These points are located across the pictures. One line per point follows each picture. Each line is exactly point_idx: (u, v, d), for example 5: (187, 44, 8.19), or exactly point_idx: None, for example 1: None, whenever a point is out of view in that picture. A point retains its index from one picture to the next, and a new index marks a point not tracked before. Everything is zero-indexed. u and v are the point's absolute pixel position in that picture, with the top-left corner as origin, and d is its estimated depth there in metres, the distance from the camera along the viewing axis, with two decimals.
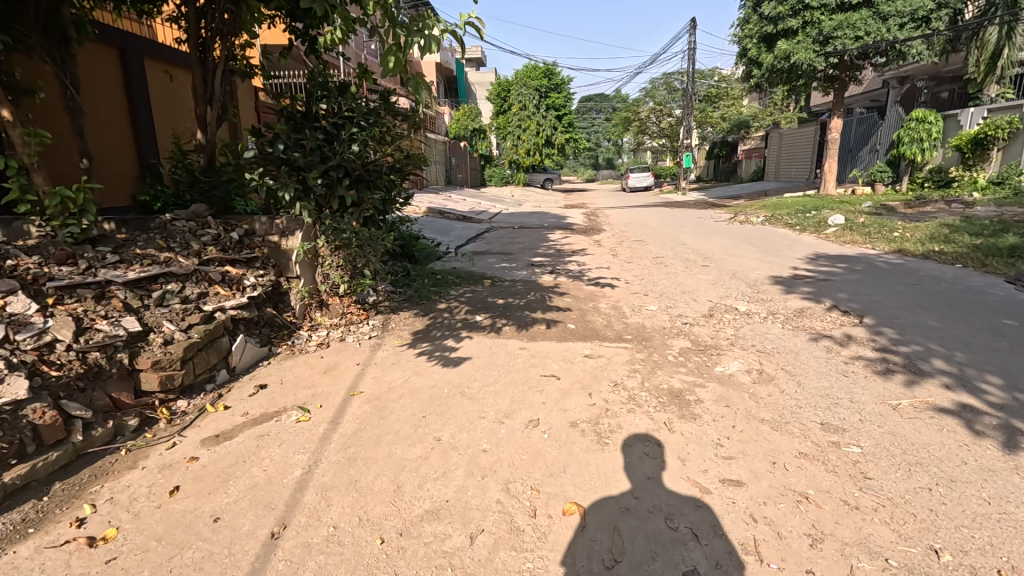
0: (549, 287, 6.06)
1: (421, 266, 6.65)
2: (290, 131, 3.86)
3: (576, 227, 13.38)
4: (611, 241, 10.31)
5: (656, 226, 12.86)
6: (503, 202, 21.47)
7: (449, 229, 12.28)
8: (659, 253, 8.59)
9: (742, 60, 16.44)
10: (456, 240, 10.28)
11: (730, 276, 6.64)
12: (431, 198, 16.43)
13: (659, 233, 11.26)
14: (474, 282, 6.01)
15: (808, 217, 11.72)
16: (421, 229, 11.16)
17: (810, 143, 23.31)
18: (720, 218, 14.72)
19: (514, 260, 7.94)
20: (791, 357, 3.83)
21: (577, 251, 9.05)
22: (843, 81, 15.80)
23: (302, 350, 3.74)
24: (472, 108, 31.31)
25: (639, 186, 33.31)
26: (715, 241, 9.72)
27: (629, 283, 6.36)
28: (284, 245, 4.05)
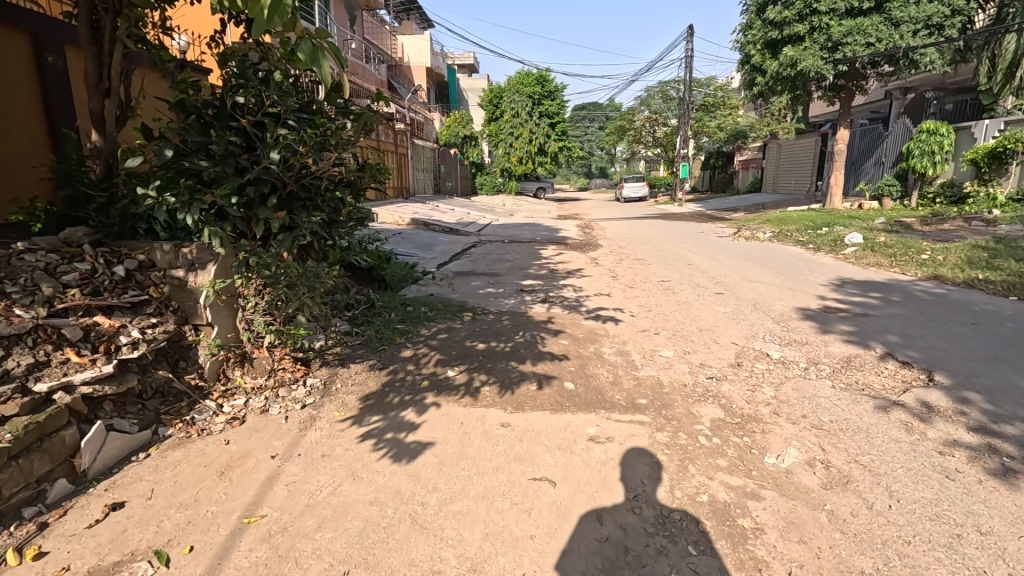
0: (542, 322, 5.11)
1: (391, 295, 5.65)
2: (194, 132, 2.85)
3: (571, 242, 12.44)
4: (609, 259, 9.40)
5: (656, 242, 11.93)
6: (494, 212, 20.52)
7: (432, 243, 11.27)
8: (665, 276, 7.66)
9: (745, 67, 15.69)
10: (439, 258, 9.30)
11: (751, 309, 5.72)
12: (417, 208, 15.47)
13: (661, 250, 10.33)
14: (451, 316, 5.04)
15: (822, 235, 10.85)
16: (401, 245, 10.17)
17: (810, 154, 22.66)
18: (723, 233, 13.87)
19: (502, 284, 6.96)
20: (861, 439, 2.89)
21: (572, 273, 8.11)
22: (850, 90, 15.04)
23: (202, 431, 2.73)
24: (463, 114, 30.44)
25: (634, 197, 32.53)
26: (725, 261, 8.80)
27: (635, 318, 5.41)
28: (190, 283, 3.06)
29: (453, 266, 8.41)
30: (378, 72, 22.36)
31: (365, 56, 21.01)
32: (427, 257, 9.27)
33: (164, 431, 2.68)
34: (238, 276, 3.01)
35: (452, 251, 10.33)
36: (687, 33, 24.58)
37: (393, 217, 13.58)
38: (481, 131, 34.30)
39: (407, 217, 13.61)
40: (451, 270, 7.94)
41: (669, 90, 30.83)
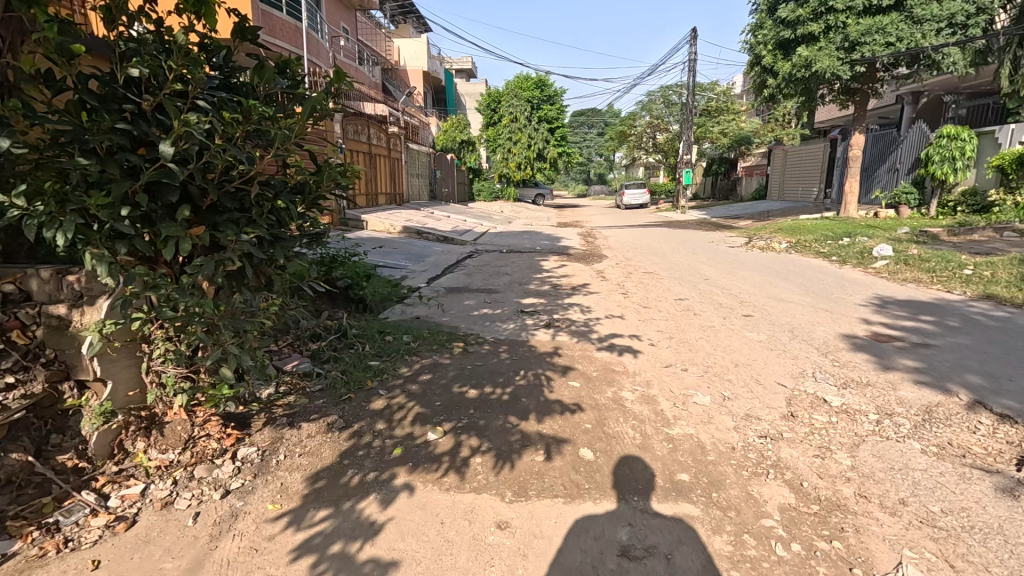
0: (548, 354, 4.30)
1: (369, 321, 4.82)
2: (65, 116, 2.01)
3: (574, 253, 11.64)
4: (617, 273, 8.62)
5: (665, 252, 11.15)
6: (491, 219, 19.72)
7: (424, 254, 10.45)
8: (681, 293, 6.87)
9: (754, 70, 14.97)
10: (430, 271, 8.52)
11: (789, 337, 4.91)
12: (410, 216, 14.69)
13: (672, 263, 9.53)
14: (439, 348, 4.22)
15: (844, 246, 10.07)
16: (389, 257, 9.34)
17: (818, 160, 22.00)
18: (734, 242, 13.13)
19: (498, 305, 6.12)
20: (998, 548, 2.08)
21: (577, 289, 7.29)
22: (865, 92, 14.33)
23: (63, 546, 1.90)
24: (460, 119, 29.76)
25: (635, 203, 31.80)
26: (745, 276, 8.00)
27: (656, 349, 4.61)
28: (73, 325, 2.24)
29: (444, 281, 7.59)
30: (373, 74, 21.65)
31: (358, 57, 20.28)
32: (416, 270, 8.44)
33: (6, 547, 1.86)
34: (135, 318, 2.16)
35: (445, 263, 9.51)
36: (691, 36, 23.92)
37: (384, 224, 12.75)
38: (479, 135, 33.58)
39: (399, 224, 12.79)
40: (441, 287, 7.10)
41: (671, 95, 30.16)
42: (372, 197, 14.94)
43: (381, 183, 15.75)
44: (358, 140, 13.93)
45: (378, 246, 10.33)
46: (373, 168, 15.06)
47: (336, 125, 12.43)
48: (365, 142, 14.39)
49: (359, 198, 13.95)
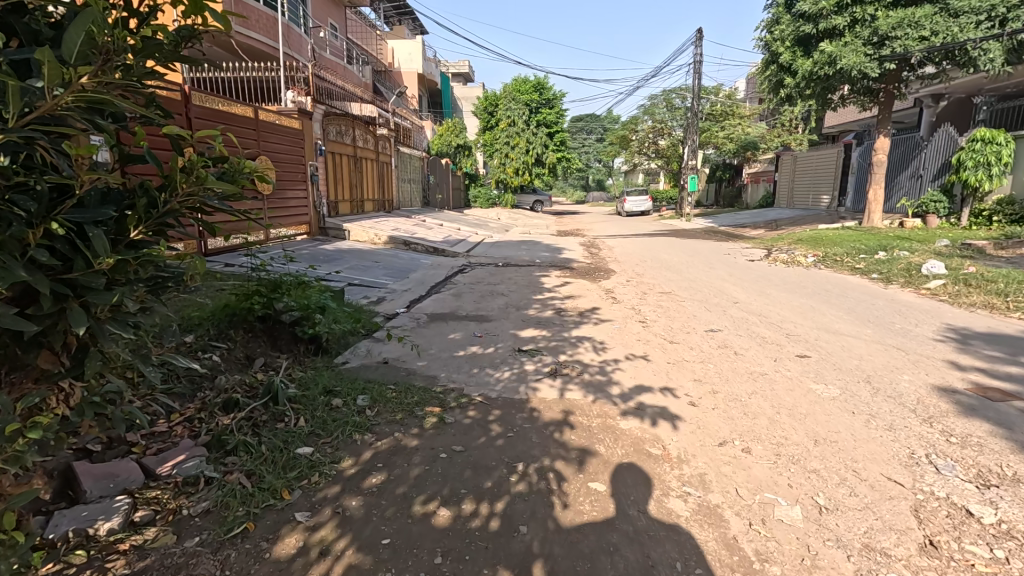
0: (555, 425, 3.14)
1: (316, 375, 3.63)
2: None
3: (578, 267, 10.48)
4: (630, 293, 7.49)
5: (679, 266, 10.01)
6: (487, 227, 18.58)
7: (409, 269, 9.29)
8: (711, 323, 5.71)
9: (772, 68, 13.87)
10: (412, 291, 7.34)
11: (868, 391, 3.76)
12: (398, 224, 13.54)
13: (690, 280, 8.38)
14: (404, 419, 3.06)
15: (883, 261, 8.92)
16: (368, 275, 8.18)
17: (831, 166, 20.98)
18: (752, 254, 12.01)
19: (489, 340, 4.95)
20: None
21: (585, 315, 6.14)
22: (891, 92, 13.26)
23: None
24: (456, 123, 28.74)
25: (637, 210, 30.75)
26: (781, 299, 6.83)
27: (699, 412, 3.46)
28: None
29: (428, 306, 6.44)
30: (364, 74, 20.57)
31: (347, 55, 19.15)
32: (396, 291, 7.28)
33: None
34: None
35: (433, 281, 8.33)
36: (696, 36, 22.93)
37: (368, 234, 11.59)
38: (476, 140, 32.50)
39: (385, 234, 11.63)
40: (422, 315, 5.92)
41: (674, 99, 29.10)
42: (358, 204, 13.80)
43: (368, 188, 14.62)
44: (342, 142, 12.79)
45: (358, 261, 9.19)
46: (359, 173, 13.94)
47: (315, 124, 11.29)
48: (350, 145, 13.26)
49: (342, 205, 12.82)
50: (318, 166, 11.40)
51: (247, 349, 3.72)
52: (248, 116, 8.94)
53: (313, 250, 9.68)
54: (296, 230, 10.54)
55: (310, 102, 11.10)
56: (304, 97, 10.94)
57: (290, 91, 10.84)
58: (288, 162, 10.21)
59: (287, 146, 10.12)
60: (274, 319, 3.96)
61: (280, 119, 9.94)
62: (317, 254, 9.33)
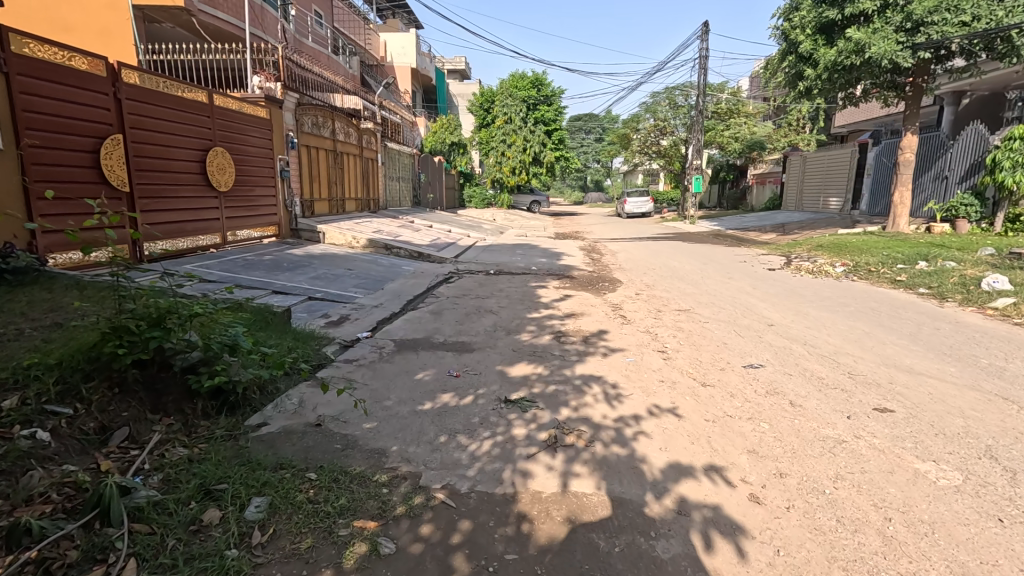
0: (556, 556, 1.99)
1: (201, 456, 2.46)
2: None
3: (578, 276, 9.32)
4: (641, 312, 6.35)
5: (693, 276, 8.87)
6: (481, 229, 17.40)
7: (385, 278, 8.12)
8: (748, 356, 4.57)
9: (790, 58, 12.74)
10: (384, 308, 6.17)
11: (1002, 477, 2.63)
12: (382, 225, 12.36)
13: (709, 295, 7.24)
14: (312, 552, 1.90)
15: (929, 273, 7.78)
16: (334, 287, 7.00)
17: (844, 167, 19.89)
18: (769, 262, 10.87)
19: (469, 382, 3.79)
20: None
21: (590, 342, 5.00)
22: (921, 86, 12.14)
23: None
24: (450, 120, 27.59)
25: (637, 212, 29.65)
26: (825, 321, 5.69)
27: (771, 518, 2.32)
28: None
29: (399, 327, 5.27)
30: (351, 65, 19.39)
31: (332, 44, 17.93)
32: (364, 308, 6.11)
33: None
34: None
35: (412, 293, 7.18)
36: (703, 30, 21.81)
37: (345, 237, 10.40)
38: (471, 137, 31.31)
39: (363, 236, 10.43)
40: (388, 341, 4.75)
41: (677, 97, 27.89)
42: (337, 203, 12.61)
43: (350, 186, 13.45)
44: (319, 135, 11.61)
45: (328, 269, 8.01)
46: (340, 169, 12.77)
47: (287, 114, 10.13)
48: (329, 138, 12.09)
49: (319, 204, 11.64)
50: (289, 160, 10.24)
51: (107, 415, 2.54)
52: (201, 100, 7.78)
53: (278, 255, 8.50)
54: (262, 231, 9.41)
55: (281, 89, 9.93)
56: (273, 82, 9.78)
57: (257, 75, 9.66)
58: (254, 157, 9.08)
59: (251, 136, 8.98)
60: (159, 365, 2.80)
61: (242, 105, 8.78)
62: (281, 260, 8.15)
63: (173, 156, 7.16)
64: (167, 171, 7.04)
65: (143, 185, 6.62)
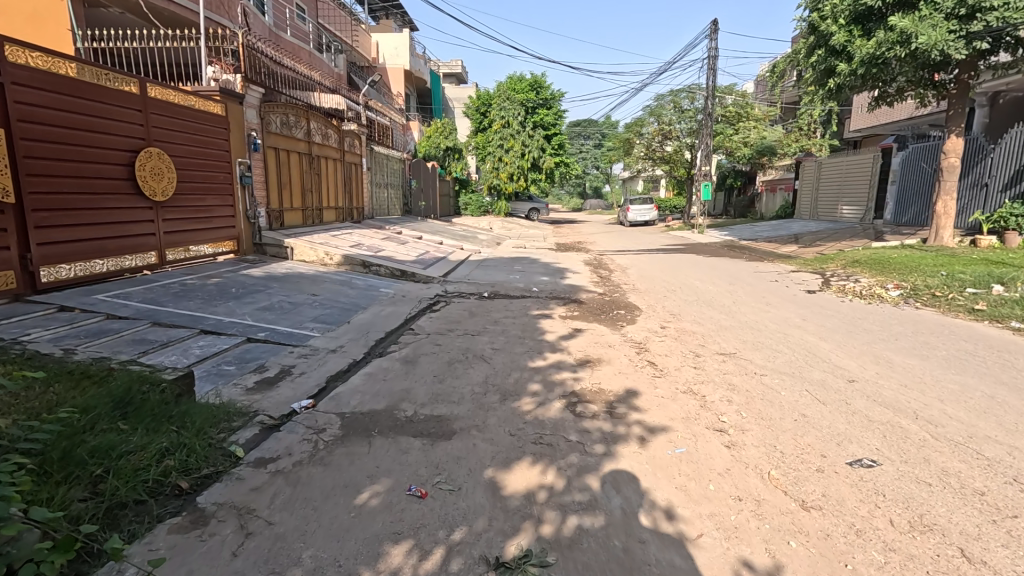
0: None
1: None
2: None
3: (586, 300, 7.95)
4: (674, 358, 4.97)
5: (724, 302, 7.51)
6: (476, 240, 16.02)
7: (355, 306, 6.74)
8: (846, 441, 3.20)
9: (819, 53, 11.45)
10: (343, 354, 4.77)
11: None
12: (362, 238, 10.97)
13: (754, 330, 5.87)
14: None
15: (1014, 300, 6.41)
16: (287, 321, 5.62)
17: (864, 173, 18.64)
18: (803, 281, 9.52)
19: (439, 509, 2.40)
20: None
21: (617, 413, 3.61)
22: (966, 83, 10.86)
23: None
24: (445, 123, 26.30)
25: (641, 220, 28.39)
26: (921, 375, 4.32)
27: None
28: None
29: (355, 390, 3.87)
30: (337, 65, 18.09)
31: (316, 41, 16.60)
32: (317, 354, 4.72)
33: None
34: None
35: (386, 327, 5.80)
36: (712, 28, 20.57)
37: (316, 253, 9.01)
38: (467, 142, 30.01)
39: (337, 252, 9.05)
40: (332, 419, 3.35)
41: (682, 100, 26.64)
42: (313, 213, 11.23)
43: (329, 194, 12.09)
44: (291, 137, 10.25)
45: (286, 295, 6.62)
46: (317, 175, 11.40)
47: (249, 111, 8.77)
48: (304, 140, 10.74)
49: (290, 214, 10.25)
50: (252, 164, 8.87)
51: None
52: (133, 92, 6.45)
53: (228, 276, 7.11)
54: (215, 247, 8.04)
55: (241, 82, 8.58)
56: (232, 74, 8.46)
57: (213, 65, 8.30)
58: (205, 161, 7.72)
59: (202, 137, 7.64)
60: None
61: (190, 99, 7.42)
62: (231, 284, 6.76)
63: (88, 157, 5.79)
64: (79, 177, 5.68)
65: (41, 194, 5.23)
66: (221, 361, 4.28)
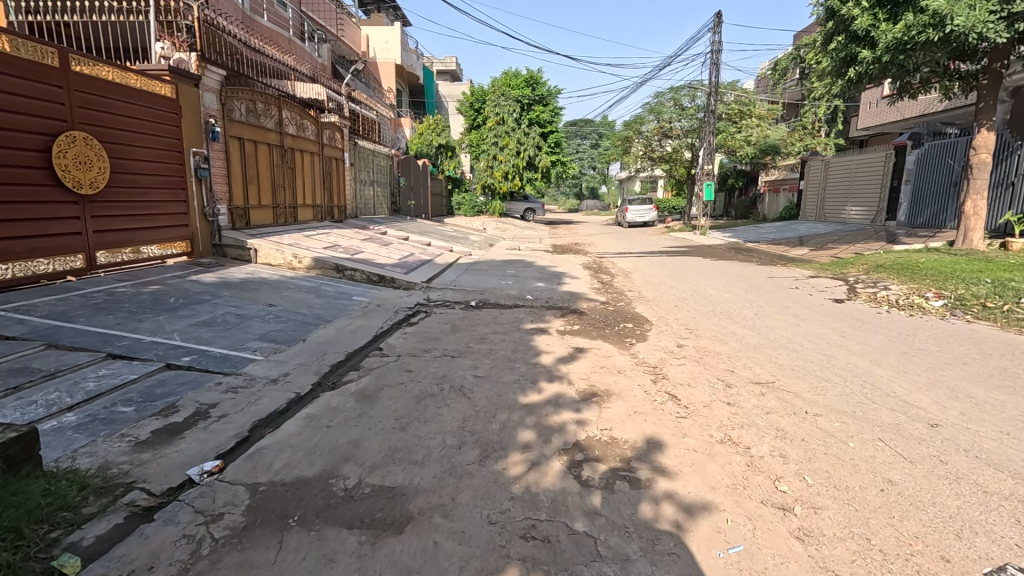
0: None
1: None
2: None
3: (588, 311, 6.98)
4: (701, 390, 3.99)
5: (745, 313, 6.57)
6: (468, 241, 15.03)
7: (318, 319, 5.74)
8: (970, 533, 2.24)
9: (839, 39, 10.54)
10: (285, 386, 3.78)
11: None
12: (340, 239, 9.96)
13: (789, 351, 4.91)
14: None
15: None
16: (226, 339, 4.62)
17: (875, 172, 17.80)
18: (827, 289, 8.58)
19: None
20: None
21: (637, 481, 2.64)
22: (999, 72, 9.95)
23: None
24: (438, 119, 25.31)
25: (640, 221, 27.49)
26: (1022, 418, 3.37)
27: None
28: None
29: (285, 443, 2.89)
30: (321, 55, 17.05)
31: (298, 29, 15.57)
32: (252, 385, 3.73)
33: None
34: None
35: (350, 347, 4.82)
36: (715, 21, 19.65)
37: (282, 255, 8.01)
38: (460, 140, 28.99)
39: (306, 254, 8.04)
40: (239, 496, 2.37)
41: (683, 97, 25.75)
42: (285, 211, 10.22)
43: (305, 191, 11.08)
44: (260, 126, 9.24)
45: (235, 306, 5.63)
46: (291, 170, 10.39)
47: (205, 95, 7.76)
48: (276, 130, 9.73)
49: (258, 212, 9.24)
50: (210, 156, 7.88)
51: None
52: (53, 66, 5.45)
53: (171, 284, 6.10)
54: (162, 249, 7.05)
55: (197, 61, 7.56)
56: (186, 52, 7.44)
57: (163, 41, 7.28)
58: (149, 150, 6.73)
59: (144, 121, 6.63)
60: None
61: (130, 78, 6.43)
62: (170, 292, 5.75)
63: None
64: None
65: None
66: (117, 400, 3.29)
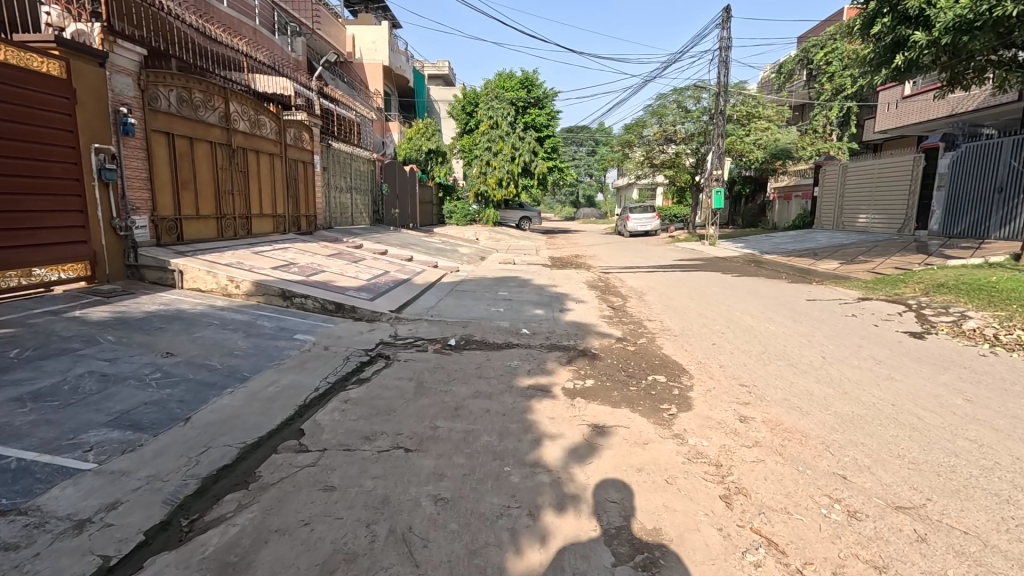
0: None
1: None
2: None
3: (601, 352, 5.37)
4: (814, 527, 2.38)
5: (810, 359, 4.97)
6: (456, 254, 13.41)
7: (230, 376, 4.09)
8: None
9: (883, 21, 9.09)
10: (94, 540, 2.13)
11: None
12: (299, 256, 8.35)
13: (914, 434, 3.29)
14: None
15: None
16: (55, 426, 2.95)
17: (902, 177, 16.38)
18: (887, 315, 7.03)
19: None
20: None
21: None
22: None
23: None
24: (427, 123, 23.77)
25: (642, 231, 26.03)
26: None
27: None
28: None
29: None
30: (296, 50, 15.51)
31: (267, 20, 14.02)
32: (29, 541, 2.08)
33: None
34: None
35: (254, 432, 3.17)
36: (724, 15, 18.24)
37: (215, 279, 6.36)
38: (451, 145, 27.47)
39: (245, 277, 6.40)
40: None
41: (686, 99, 24.36)
42: (234, 222, 8.59)
43: (262, 199, 9.48)
44: (198, 119, 7.63)
45: (109, 360, 3.98)
46: (243, 173, 8.78)
47: (114, 79, 6.14)
48: (220, 126, 8.12)
49: (195, 223, 7.61)
50: (123, 155, 6.26)
51: None
52: None
53: (35, 325, 4.44)
54: (50, 272, 5.42)
55: (102, 34, 5.95)
56: (88, 22, 5.88)
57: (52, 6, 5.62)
58: (27, 145, 5.09)
59: (15, 105, 4.99)
60: None
61: None
62: (20, 340, 4.09)
63: None
64: None
65: None
66: None
